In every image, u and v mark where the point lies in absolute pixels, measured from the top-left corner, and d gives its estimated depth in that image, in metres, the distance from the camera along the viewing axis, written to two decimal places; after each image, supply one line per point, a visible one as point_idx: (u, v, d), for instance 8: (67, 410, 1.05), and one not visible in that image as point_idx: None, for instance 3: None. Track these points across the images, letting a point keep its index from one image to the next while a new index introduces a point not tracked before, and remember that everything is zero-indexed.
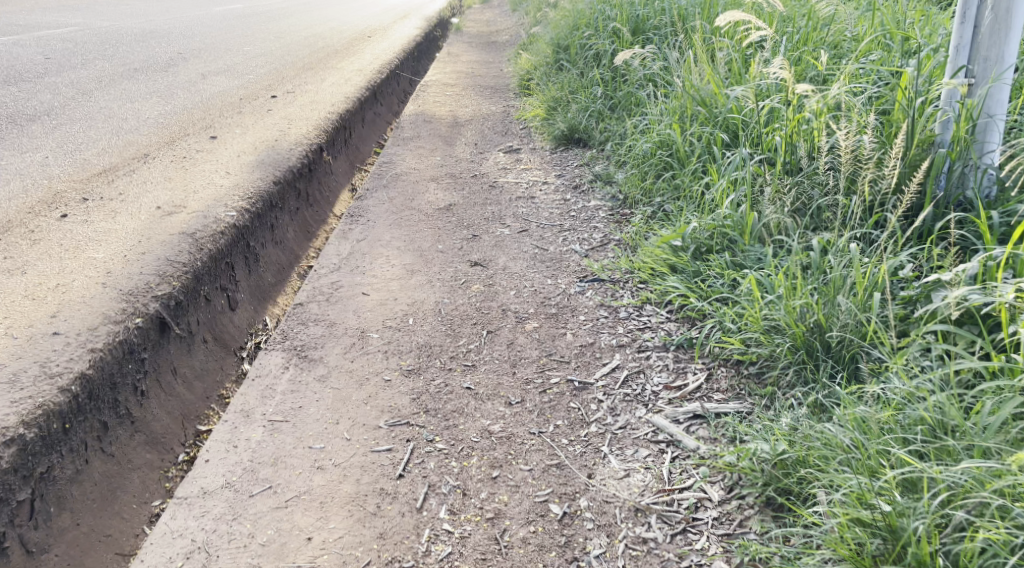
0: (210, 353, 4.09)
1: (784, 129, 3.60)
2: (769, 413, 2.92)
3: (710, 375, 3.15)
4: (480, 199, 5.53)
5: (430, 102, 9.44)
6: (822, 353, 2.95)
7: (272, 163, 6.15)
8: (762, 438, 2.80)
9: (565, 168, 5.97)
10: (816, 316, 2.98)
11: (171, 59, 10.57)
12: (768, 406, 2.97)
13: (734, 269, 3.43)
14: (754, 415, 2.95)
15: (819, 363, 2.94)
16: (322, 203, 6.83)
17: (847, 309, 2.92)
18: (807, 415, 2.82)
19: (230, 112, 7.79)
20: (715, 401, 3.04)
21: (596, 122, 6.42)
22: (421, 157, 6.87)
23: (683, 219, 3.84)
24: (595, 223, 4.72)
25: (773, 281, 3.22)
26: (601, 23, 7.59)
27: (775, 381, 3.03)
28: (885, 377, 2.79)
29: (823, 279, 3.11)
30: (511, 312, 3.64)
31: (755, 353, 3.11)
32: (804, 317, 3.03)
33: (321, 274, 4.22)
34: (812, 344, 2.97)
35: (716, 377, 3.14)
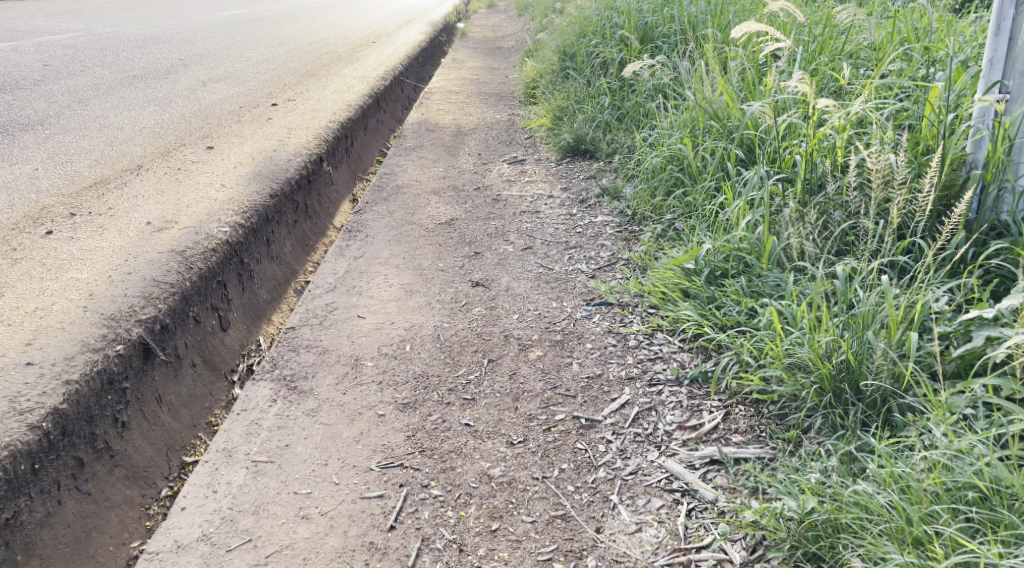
0: (199, 377, 3.91)
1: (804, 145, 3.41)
2: (793, 460, 2.73)
3: (727, 415, 2.96)
4: (483, 213, 5.34)
5: (434, 110, 9.27)
6: (851, 396, 2.76)
7: (269, 175, 5.98)
8: (788, 494, 2.58)
9: (572, 181, 5.78)
10: (845, 354, 2.78)
11: (171, 66, 10.42)
12: (792, 452, 2.78)
13: (751, 296, 3.23)
14: (776, 462, 2.75)
15: (848, 407, 2.75)
16: (322, 214, 6.65)
17: (879, 349, 2.72)
18: (837, 468, 2.62)
19: (229, 120, 7.63)
20: (733, 444, 2.84)
21: (604, 133, 6.24)
22: (424, 168, 6.69)
23: (695, 240, 3.65)
24: (602, 239, 4.53)
25: (795, 311, 3.02)
26: (609, 31, 7.41)
27: (799, 424, 2.84)
28: (925, 427, 2.59)
29: (850, 312, 2.91)
30: (514, 338, 3.45)
31: (777, 391, 2.92)
32: (830, 354, 2.83)
33: (316, 295, 4.03)
34: (842, 386, 2.77)
35: (733, 419, 2.94)
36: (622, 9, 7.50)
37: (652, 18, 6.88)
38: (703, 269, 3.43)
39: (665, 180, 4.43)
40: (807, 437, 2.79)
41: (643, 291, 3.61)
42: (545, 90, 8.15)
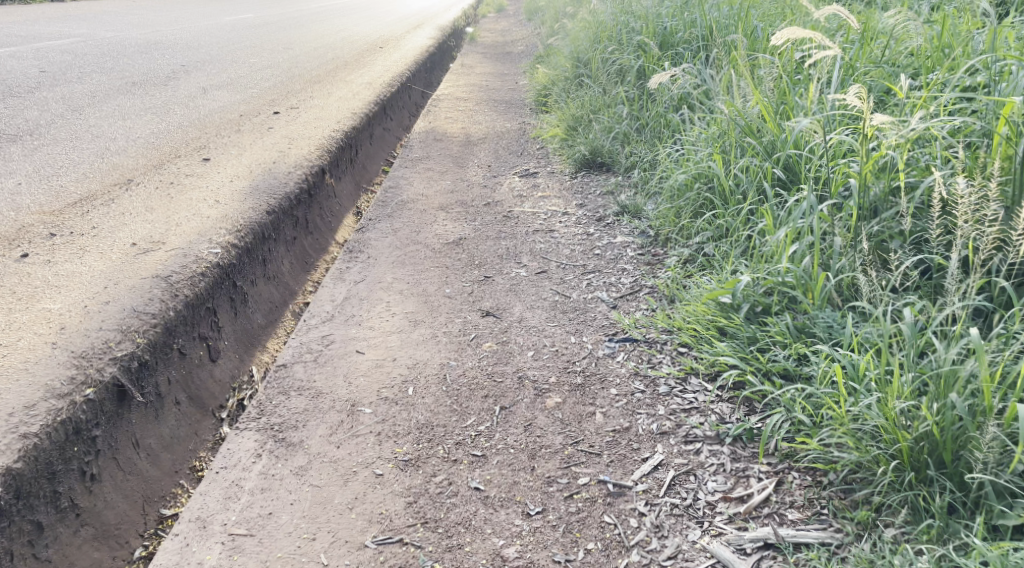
0: (183, 417, 3.58)
1: (858, 167, 3.08)
2: (869, 550, 2.37)
3: (780, 484, 2.61)
4: (494, 231, 5.00)
5: (441, 118, 8.94)
6: (935, 474, 2.42)
7: (268, 189, 5.64)
8: None
9: (588, 197, 5.43)
10: (927, 424, 2.43)
11: (173, 72, 10.11)
12: (866, 538, 2.43)
13: (800, 338, 2.89)
14: (847, 551, 2.39)
15: (935, 489, 2.41)
16: (324, 229, 6.33)
17: (969, 418, 2.37)
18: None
19: (228, 130, 7.30)
20: (791, 525, 2.49)
21: (621, 146, 5.89)
22: (431, 181, 6.36)
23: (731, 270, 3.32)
24: (623, 263, 4.17)
25: (858, 364, 2.68)
26: (625, 37, 7.08)
27: (871, 503, 2.49)
28: None
29: (924, 367, 2.58)
30: (529, 381, 3.10)
31: (840, 458, 2.57)
32: (906, 421, 2.48)
33: (311, 326, 3.69)
34: (926, 461, 2.44)
35: (787, 489, 2.60)
36: (640, 14, 7.16)
37: (671, 23, 6.54)
38: (741, 305, 3.09)
39: (694, 200, 4.10)
40: (881, 521, 2.44)
41: (672, 326, 3.27)
42: (558, 98, 7.81)
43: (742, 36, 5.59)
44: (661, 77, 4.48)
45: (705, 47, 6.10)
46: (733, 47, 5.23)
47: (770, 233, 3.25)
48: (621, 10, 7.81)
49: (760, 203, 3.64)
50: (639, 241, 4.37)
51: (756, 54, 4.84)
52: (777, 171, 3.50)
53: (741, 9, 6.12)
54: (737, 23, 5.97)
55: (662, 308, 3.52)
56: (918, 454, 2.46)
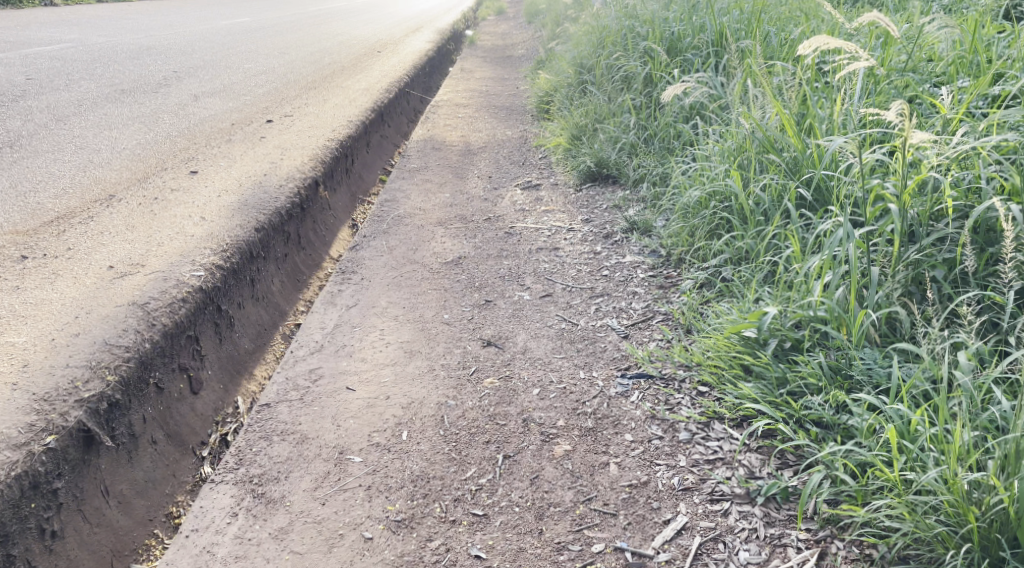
0: (161, 457, 3.30)
1: (898, 190, 2.86)
2: None
3: (823, 556, 2.37)
4: (495, 250, 4.74)
5: (440, 125, 8.68)
6: (1008, 552, 2.17)
7: (257, 204, 5.37)
8: None
9: (593, 211, 5.18)
10: (998, 494, 2.19)
11: (164, 79, 9.85)
12: None
13: (840, 384, 2.67)
14: None
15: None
16: (317, 243, 6.08)
17: None
18: None
19: (218, 140, 7.04)
20: None
21: (628, 157, 5.62)
22: (429, 193, 6.10)
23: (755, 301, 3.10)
24: (633, 285, 3.94)
25: (912, 420, 2.45)
26: (630, 42, 6.82)
27: None
28: None
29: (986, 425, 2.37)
30: (534, 425, 2.87)
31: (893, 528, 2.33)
32: (972, 489, 2.25)
33: (299, 359, 3.43)
34: (998, 539, 2.18)
35: (831, 563, 2.35)
36: (647, 19, 6.91)
37: (680, 29, 6.28)
38: (768, 340, 2.87)
39: (706, 216, 3.88)
40: None
41: (691, 362, 3.05)
42: (561, 106, 7.55)
43: (756, 44, 5.35)
44: (674, 91, 4.25)
45: (716, 54, 5.85)
46: (748, 57, 4.98)
47: (797, 260, 3.04)
48: (626, 14, 7.55)
49: (783, 224, 3.42)
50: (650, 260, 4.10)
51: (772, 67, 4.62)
52: (803, 191, 3.28)
53: (752, 17, 5.89)
54: (749, 31, 5.73)
55: (679, 340, 3.29)
56: (987, 531, 2.21)
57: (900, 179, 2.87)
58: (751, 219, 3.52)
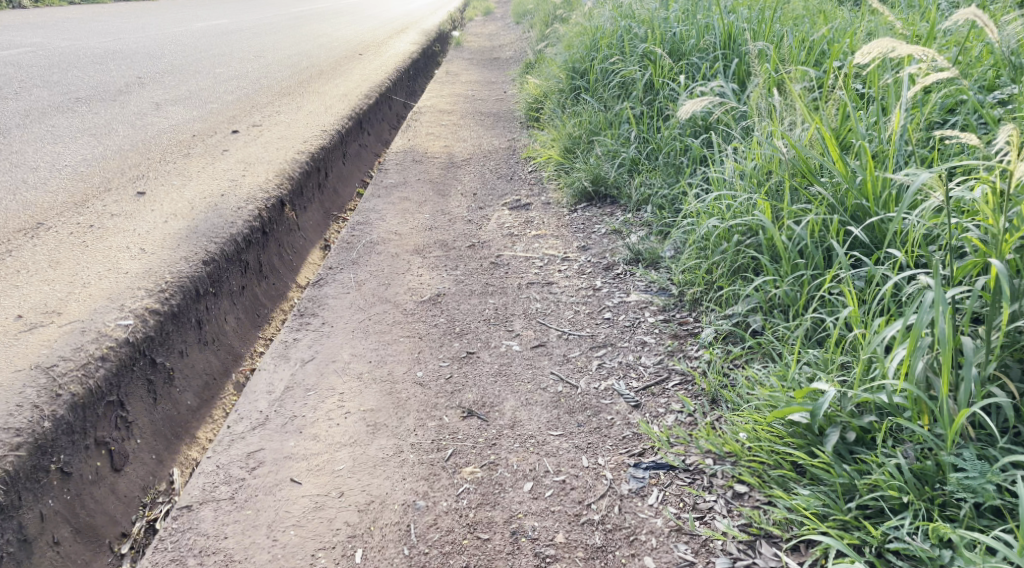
0: (65, 560, 2.83)
1: (992, 247, 2.43)
2: None
3: None
4: (479, 285, 4.15)
5: (422, 134, 8.06)
6: None
7: (209, 231, 4.76)
8: None
9: (590, 237, 4.61)
10: None
11: (126, 85, 9.21)
12: None
13: (933, 500, 2.28)
14: None
15: None
16: (281, 270, 5.46)
17: None
18: None
19: (175, 154, 6.42)
20: None
21: (629, 174, 5.03)
22: (406, 214, 5.50)
23: (804, 376, 2.64)
24: (641, 333, 3.33)
25: None
26: (628, 46, 6.26)
27: None
28: None
29: None
30: (525, 542, 2.42)
31: None
32: None
33: (236, 438, 2.82)
34: None
35: None
36: (649, 23, 6.31)
37: (685, 33, 5.70)
38: (827, 430, 2.47)
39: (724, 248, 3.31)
40: None
41: (726, 451, 2.62)
42: (551, 114, 6.94)
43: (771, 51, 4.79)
44: (692, 107, 3.57)
45: (726, 57, 5.24)
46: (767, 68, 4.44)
47: (856, 322, 2.59)
48: (624, 16, 6.96)
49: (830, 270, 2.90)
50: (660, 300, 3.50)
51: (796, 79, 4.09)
52: (857, 231, 2.75)
53: (766, 23, 5.32)
54: (763, 34, 5.15)
55: (705, 418, 2.75)
56: None
57: (993, 234, 2.45)
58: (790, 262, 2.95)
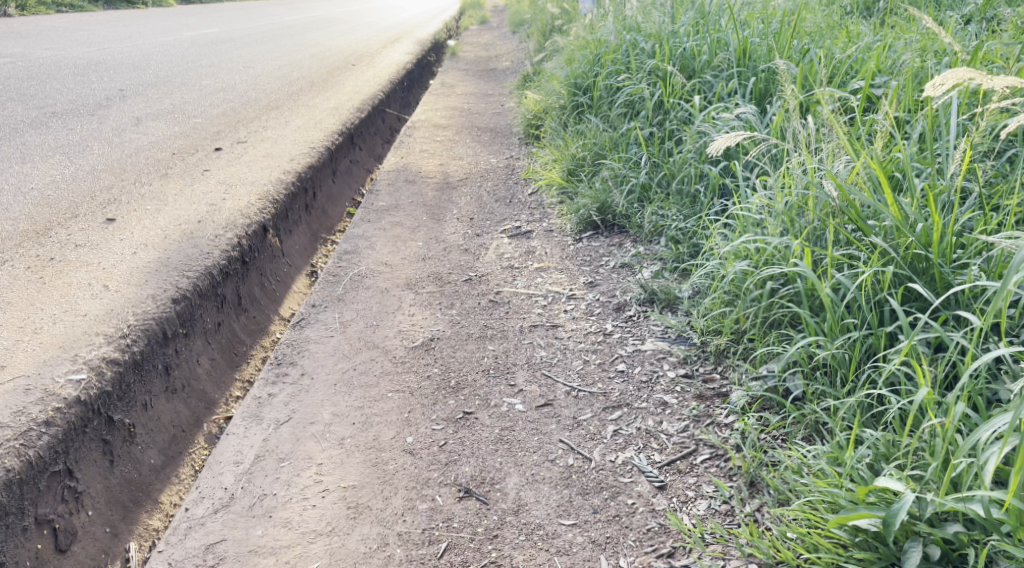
0: None
1: None
2: None
3: None
4: (477, 327, 3.77)
5: (416, 151, 7.68)
6: None
7: (181, 264, 4.37)
8: None
9: (596, 271, 4.26)
10: None
11: (107, 99, 8.83)
12: None
13: None
14: None
15: None
16: (262, 302, 5.09)
17: None
18: None
19: (151, 175, 6.05)
20: None
21: (638, 202, 4.65)
22: (398, 242, 5.13)
23: (868, 469, 2.28)
24: (661, 393, 2.95)
25: None
26: (634, 61, 5.90)
27: None
28: None
29: None
30: None
31: None
32: None
33: (194, 525, 2.54)
34: None
35: None
36: (657, 37, 5.96)
37: (696, 49, 5.35)
38: (906, 545, 2.09)
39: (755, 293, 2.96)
40: None
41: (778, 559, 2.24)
42: (552, 132, 6.57)
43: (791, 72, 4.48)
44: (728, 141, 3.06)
45: (742, 76, 4.90)
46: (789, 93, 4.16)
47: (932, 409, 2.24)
48: (630, 29, 6.62)
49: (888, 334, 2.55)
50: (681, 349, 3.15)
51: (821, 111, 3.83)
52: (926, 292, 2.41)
53: (784, 40, 5.00)
54: (781, 53, 4.83)
55: (748, 511, 2.41)
56: None
57: None
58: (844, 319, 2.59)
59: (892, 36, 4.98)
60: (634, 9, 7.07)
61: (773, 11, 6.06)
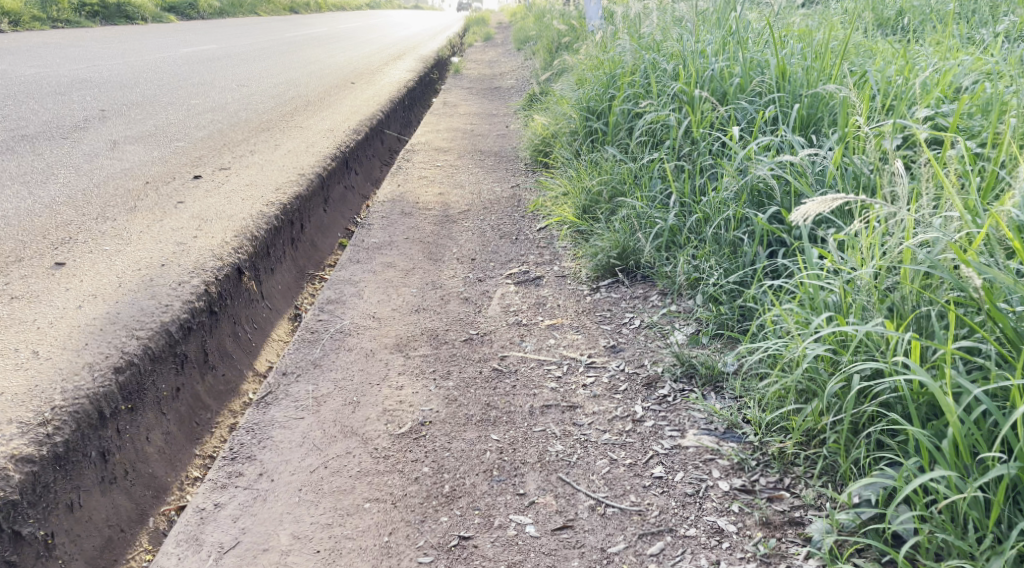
0: None
1: None
2: None
3: None
4: (476, 407, 3.11)
5: (415, 177, 7.07)
6: None
7: (133, 321, 3.75)
8: None
9: (619, 332, 3.62)
10: None
11: (84, 120, 8.23)
12: None
13: None
14: None
15: None
16: (235, 356, 4.45)
17: None
18: None
19: (117, 207, 5.43)
20: None
21: (665, 249, 4.01)
22: (389, 289, 4.50)
23: None
24: (710, 518, 2.38)
25: None
26: (657, 84, 5.29)
27: None
28: None
29: None
30: None
31: None
32: None
33: None
34: None
35: None
36: (682, 57, 5.35)
37: (726, 72, 4.80)
38: None
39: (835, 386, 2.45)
40: None
41: None
42: (563, 161, 5.95)
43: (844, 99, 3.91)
44: (821, 207, 2.15)
45: (782, 101, 4.32)
46: (845, 126, 3.62)
47: None
48: (648, 49, 6.03)
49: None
50: (731, 448, 2.61)
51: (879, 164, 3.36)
52: None
53: (830, 61, 4.46)
54: (827, 78, 4.28)
55: None
56: None
57: None
58: (979, 447, 2.08)
59: (950, 60, 4.47)
60: (653, 26, 6.47)
61: (808, 30, 5.47)
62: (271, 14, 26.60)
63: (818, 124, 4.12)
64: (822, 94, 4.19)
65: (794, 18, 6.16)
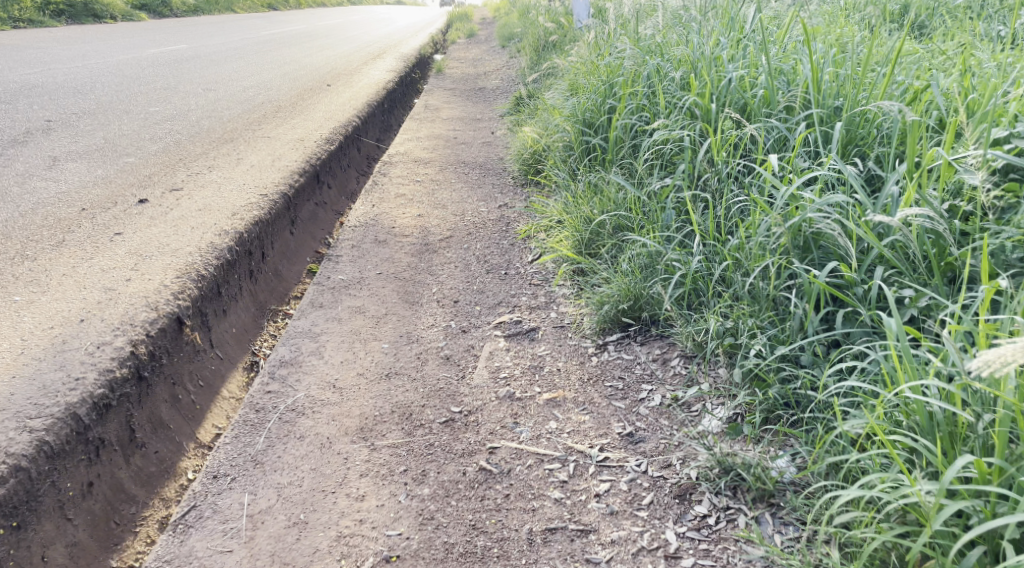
0: None
1: None
2: None
3: None
4: (458, 532, 2.46)
5: (391, 194, 6.33)
6: None
7: (29, 408, 3.18)
8: None
9: (635, 410, 2.92)
10: None
11: (26, 133, 7.49)
12: None
13: None
14: None
15: None
16: (173, 427, 3.60)
17: None
18: None
19: (42, 242, 4.71)
20: None
21: (689, 301, 3.30)
22: (356, 344, 3.75)
23: None
24: None
25: None
26: (666, 98, 4.61)
27: None
28: None
29: None
30: None
31: None
32: None
33: None
34: None
35: None
36: (692, 63, 4.64)
37: (748, 80, 4.12)
38: None
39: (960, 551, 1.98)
40: None
41: None
42: (558, 181, 5.25)
43: (901, 118, 3.30)
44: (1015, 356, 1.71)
45: (818, 118, 3.69)
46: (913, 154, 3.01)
47: None
48: (652, 52, 5.31)
49: None
50: None
51: (949, 208, 2.81)
52: None
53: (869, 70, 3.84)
54: (870, 91, 3.66)
55: None
56: None
57: None
58: None
59: (1001, 62, 3.89)
60: (655, 24, 5.74)
61: (836, 31, 4.78)
62: (249, 11, 25.65)
63: (863, 145, 3.53)
64: (864, 112, 3.58)
65: (815, 17, 5.46)
